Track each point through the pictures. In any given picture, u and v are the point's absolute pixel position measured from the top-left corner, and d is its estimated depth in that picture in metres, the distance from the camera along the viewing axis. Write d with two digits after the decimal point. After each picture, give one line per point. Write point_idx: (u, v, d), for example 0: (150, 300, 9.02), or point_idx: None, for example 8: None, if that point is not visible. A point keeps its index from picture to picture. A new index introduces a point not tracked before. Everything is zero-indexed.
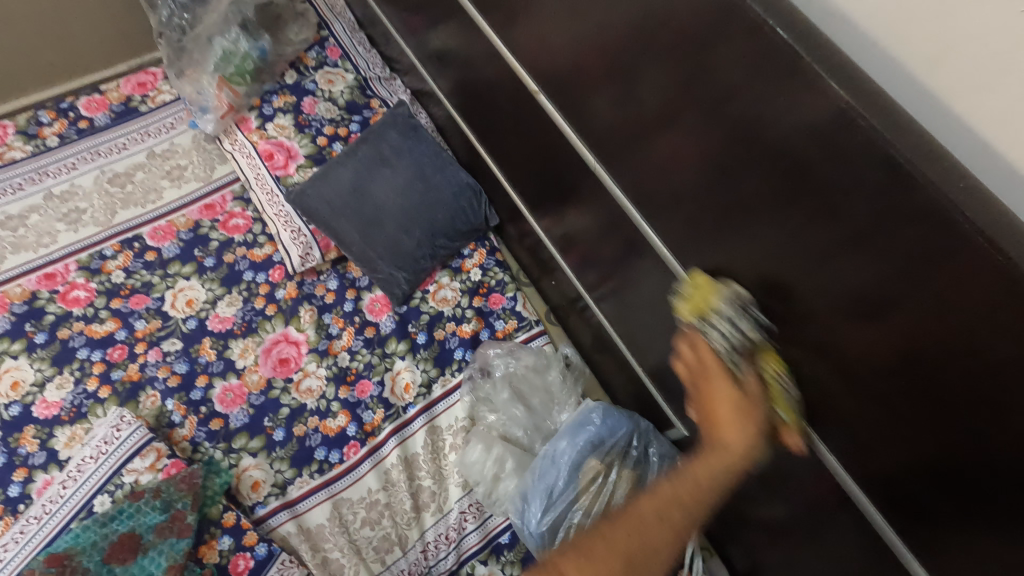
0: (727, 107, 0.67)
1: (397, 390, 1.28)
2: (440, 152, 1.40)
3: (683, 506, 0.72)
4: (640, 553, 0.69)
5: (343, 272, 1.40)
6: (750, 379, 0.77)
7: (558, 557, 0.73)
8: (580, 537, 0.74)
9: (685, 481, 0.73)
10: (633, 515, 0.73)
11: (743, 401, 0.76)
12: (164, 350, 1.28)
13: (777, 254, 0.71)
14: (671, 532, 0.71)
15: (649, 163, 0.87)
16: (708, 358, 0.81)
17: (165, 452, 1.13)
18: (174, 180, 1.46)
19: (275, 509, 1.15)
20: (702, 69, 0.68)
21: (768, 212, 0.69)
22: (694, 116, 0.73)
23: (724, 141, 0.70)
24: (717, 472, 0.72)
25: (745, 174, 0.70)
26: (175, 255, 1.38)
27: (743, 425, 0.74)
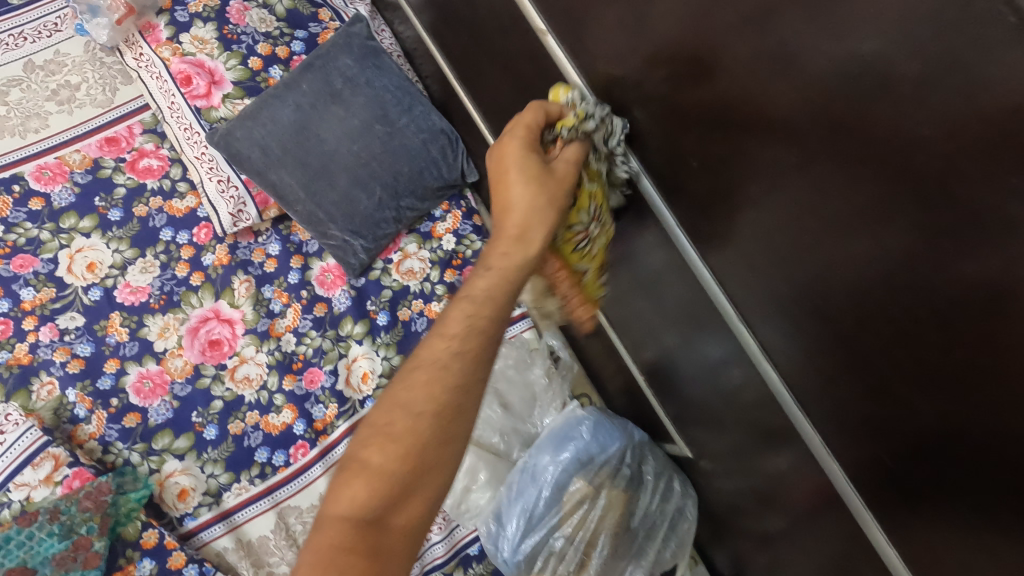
0: (867, 94, 0.46)
1: (352, 380, 1.09)
2: (407, 85, 1.11)
3: (481, 333, 0.63)
4: (449, 394, 0.61)
5: (287, 234, 1.15)
6: (564, 168, 0.68)
7: (358, 445, 0.62)
8: (379, 411, 0.63)
9: (477, 305, 0.64)
10: (427, 367, 0.62)
11: (547, 186, 0.66)
12: (61, 327, 1.04)
13: (884, 298, 0.54)
14: (478, 365, 0.63)
15: (701, 145, 0.66)
16: (514, 136, 0.67)
17: (65, 461, 0.92)
18: (63, 102, 1.13)
19: (207, 522, 0.99)
20: (835, 31, 0.46)
21: (887, 247, 0.51)
22: (798, 98, 0.51)
23: (841, 142, 0.50)
24: (504, 281, 0.65)
25: (866, 191, 0.50)
26: (69, 204, 1.09)
27: (538, 201, 0.65)
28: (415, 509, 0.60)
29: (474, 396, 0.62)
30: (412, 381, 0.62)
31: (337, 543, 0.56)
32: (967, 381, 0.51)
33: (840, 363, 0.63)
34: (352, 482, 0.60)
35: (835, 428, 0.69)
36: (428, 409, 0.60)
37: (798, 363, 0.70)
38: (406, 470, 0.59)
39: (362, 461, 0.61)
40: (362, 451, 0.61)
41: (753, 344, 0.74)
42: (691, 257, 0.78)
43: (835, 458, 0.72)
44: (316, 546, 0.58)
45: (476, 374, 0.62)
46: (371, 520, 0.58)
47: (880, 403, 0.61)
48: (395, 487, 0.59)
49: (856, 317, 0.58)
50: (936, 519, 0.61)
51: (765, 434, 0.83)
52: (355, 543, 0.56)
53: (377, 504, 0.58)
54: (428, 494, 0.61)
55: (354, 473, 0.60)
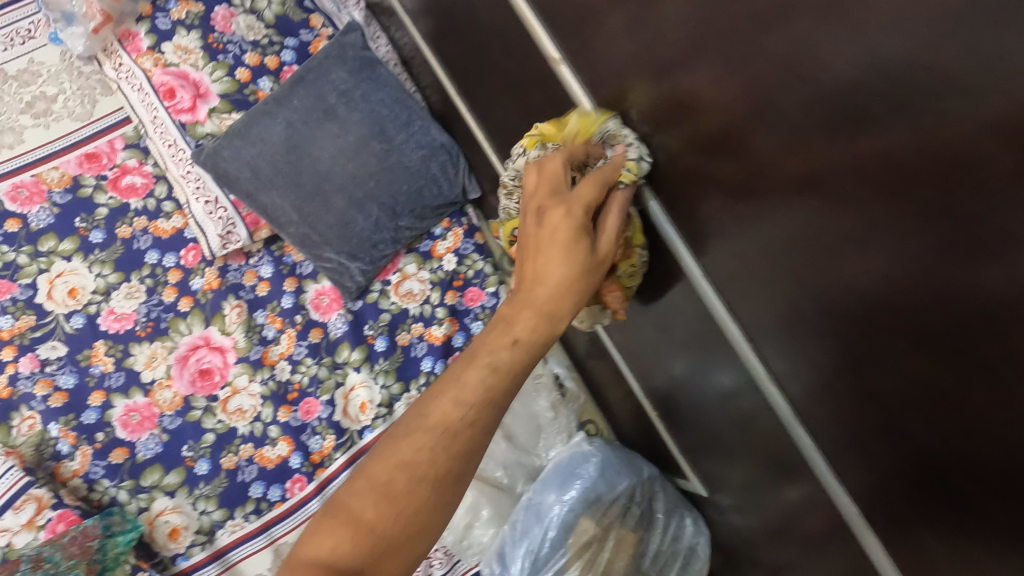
0: (930, 158, 0.38)
1: (350, 410, 1.05)
2: (405, 99, 1.05)
3: (496, 403, 0.57)
4: (451, 460, 0.55)
5: (280, 255, 1.10)
6: (607, 247, 0.62)
7: (348, 489, 0.56)
8: (375, 459, 0.56)
9: (498, 375, 0.57)
10: (436, 425, 0.55)
11: (589, 266, 0.60)
12: (41, 358, 0.98)
13: (947, 380, 0.44)
14: (486, 435, 0.57)
15: (723, 188, 0.59)
16: (574, 207, 0.60)
17: (49, 502, 0.88)
18: (39, 116, 1.07)
19: (200, 563, 0.95)
20: (891, 83, 0.39)
21: (952, 326, 0.42)
22: (843, 153, 0.44)
23: (893, 205, 0.42)
24: (527, 357, 0.59)
25: (925, 260, 0.42)
26: (48, 226, 1.03)
27: (576, 287, 0.60)
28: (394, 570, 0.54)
29: (475, 464, 0.57)
30: (417, 440, 0.55)
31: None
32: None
33: (880, 438, 0.55)
34: (336, 530, 0.53)
35: (873, 500, 0.60)
36: (428, 473, 0.54)
37: (831, 427, 0.61)
38: (395, 531, 0.53)
39: (352, 511, 0.54)
40: (354, 501, 0.54)
41: (784, 405, 0.66)
42: (720, 312, 0.69)
43: (873, 531, 0.63)
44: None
45: (483, 444, 0.57)
46: (346, 574, 0.52)
47: (930, 488, 0.51)
48: (379, 547, 0.53)
49: (908, 394, 0.49)
50: None
51: (785, 492, 0.76)
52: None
53: (358, 561, 0.52)
54: (406, 559, 0.54)
55: (343, 523, 0.53)
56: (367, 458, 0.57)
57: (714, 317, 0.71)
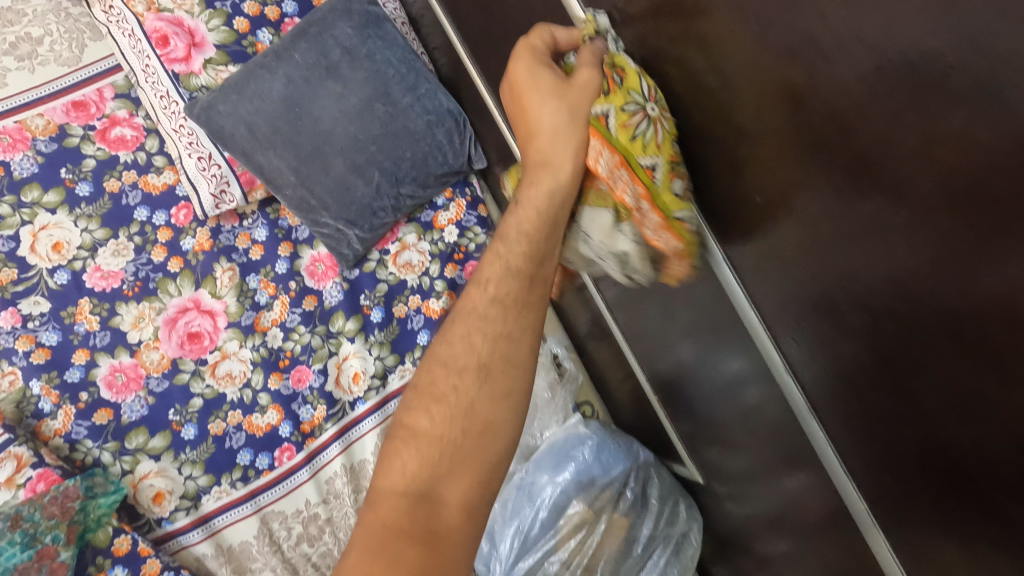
0: (1011, 145, 0.34)
1: (343, 381, 1.02)
2: (412, 59, 1.00)
3: (522, 275, 0.54)
4: (494, 344, 0.53)
5: (274, 218, 1.06)
6: (585, 74, 0.54)
7: (403, 409, 0.55)
8: (422, 371, 0.55)
9: (511, 248, 0.55)
10: (467, 317, 0.54)
11: (569, 98, 0.54)
12: (23, 313, 0.94)
13: (992, 390, 0.42)
14: (524, 311, 0.54)
15: (756, 168, 0.53)
16: (521, 51, 0.56)
17: (28, 461, 0.85)
18: (23, 58, 1.01)
19: (185, 527, 0.93)
20: (973, 59, 0.34)
21: (1007, 335, 0.39)
22: (900, 137, 0.40)
23: (956, 195, 0.38)
24: (540, 216, 0.54)
25: (986, 263, 0.38)
26: (32, 175, 0.98)
27: (568, 126, 0.53)
28: (470, 474, 0.50)
29: (527, 348, 0.54)
30: (453, 335, 0.54)
31: (388, 522, 0.48)
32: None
33: (909, 442, 0.52)
34: (402, 450, 0.52)
35: (890, 502, 0.58)
36: (469, 362, 0.52)
37: (853, 427, 0.58)
38: (457, 428, 0.51)
39: (412, 427, 0.52)
40: (410, 415, 0.53)
41: (799, 397, 0.63)
42: (740, 301, 0.64)
43: (881, 528, 0.61)
44: (367, 526, 0.49)
45: (522, 320, 0.54)
46: (426, 493, 0.49)
47: (955, 496, 0.50)
48: (450, 453, 0.50)
49: (940, 399, 0.47)
50: None
51: (788, 489, 0.74)
52: (409, 521, 0.48)
53: (430, 475, 0.50)
54: (485, 459, 0.51)
55: (404, 440, 0.52)
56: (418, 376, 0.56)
57: (727, 302, 0.67)
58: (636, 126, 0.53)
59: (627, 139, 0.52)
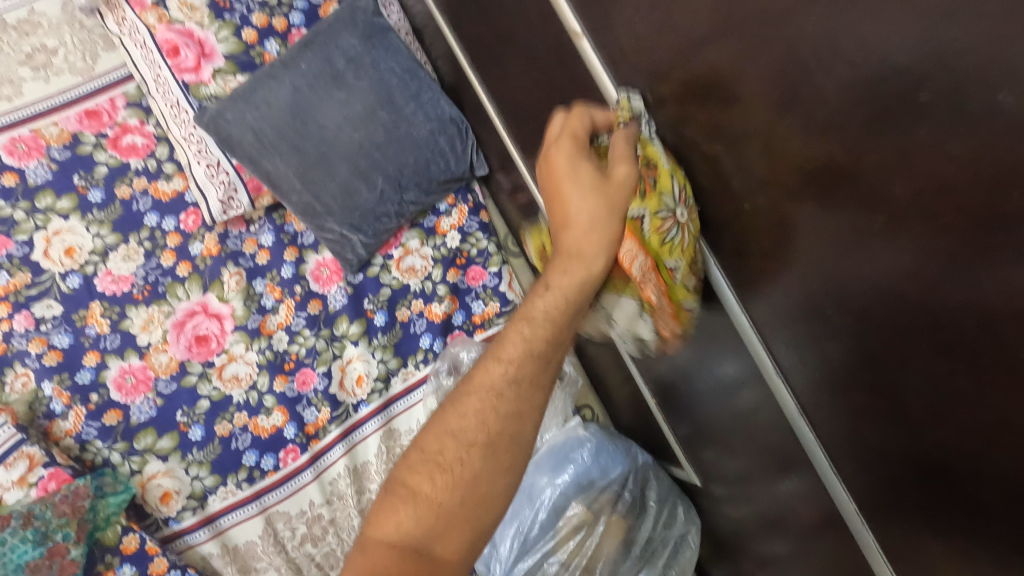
0: (978, 156, 0.36)
1: (346, 383, 1.04)
2: (416, 69, 1.02)
3: (539, 358, 0.57)
4: (504, 420, 0.55)
5: (280, 223, 1.08)
6: (621, 169, 0.56)
7: (405, 463, 0.56)
8: (427, 433, 0.57)
9: (535, 326, 0.57)
10: (480, 391, 0.56)
11: (607, 192, 0.56)
12: (36, 316, 0.97)
13: (969, 391, 0.44)
14: (534, 393, 0.57)
15: (745, 176, 0.55)
16: (560, 141, 0.58)
17: (41, 461, 0.87)
18: (38, 68, 1.04)
19: (191, 527, 0.95)
20: (942, 73, 0.36)
21: (980, 338, 0.41)
22: (877, 147, 0.42)
23: (931, 202, 0.40)
24: (565, 302, 0.57)
25: (960, 268, 0.40)
26: (45, 182, 1.01)
27: (601, 218, 0.55)
28: (462, 538, 0.53)
29: (530, 428, 0.56)
30: (465, 407, 0.56)
31: (379, 570, 0.50)
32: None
33: (894, 442, 0.53)
34: (399, 505, 0.54)
35: (877, 503, 0.59)
36: (479, 437, 0.54)
37: (841, 428, 0.59)
38: (457, 498, 0.53)
39: (411, 487, 0.54)
40: (411, 476, 0.54)
41: (789, 399, 0.64)
42: (731, 305, 0.66)
43: (869, 528, 0.62)
44: (355, 569, 0.51)
45: (532, 401, 0.57)
46: (418, 548, 0.52)
47: (939, 495, 0.51)
48: (447, 517, 0.53)
49: (922, 400, 0.48)
50: None
51: (781, 490, 0.76)
52: (402, 570, 0.50)
53: (427, 530, 0.52)
54: (474, 526, 0.54)
55: (403, 499, 0.53)
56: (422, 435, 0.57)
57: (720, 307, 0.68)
58: (667, 234, 0.58)
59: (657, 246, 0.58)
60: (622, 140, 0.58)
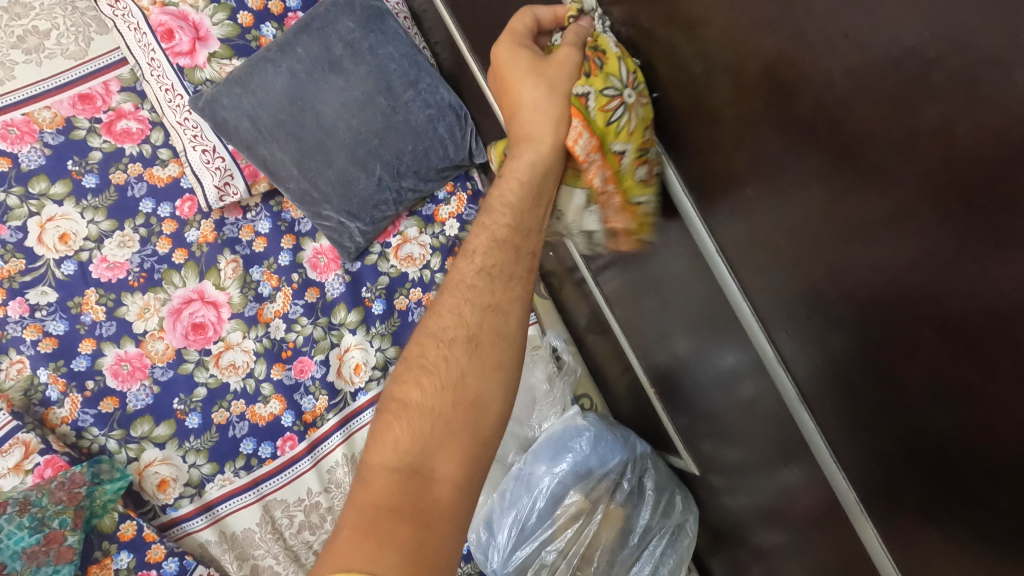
0: (988, 139, 0.35)
1: (344, 371, 1.04)
2: (414, 54, 1.01)
3: (509, 248, 0.57)
4: (482, 314, 0.55)
5: (278, 211, 1.08)
6: (563, 52, 0.58)
7: (393, 384, 0.55)
8: (411, 346, 0.56)
9: (497, 223, 0.58)
10: (456, 289, 0.56)
11: (548, 76, 0.57)
12: (31, 303, 0.96)
13: (971, 377, 0.43)
14: (512, 284, 0.57)
15: (748, 161, 0.54)
16: (506, 36, 0.60)
17: (37, 448, 0.87)
18: (31, 52, 1.02)
19: (189, 514, 0.95)
20: (951, 52, 0.35)
21: (985, 325, 0.40)
22: (884, 130, 0.41)
23: (937, 187, 0.39)
24: (524, 198, 0.58)
25: (967, 253, 0.39)
26: (39, 167, 0.99)
27: (547, 98, 0.57)
28: (462, 448, 0.51)
29: (514, 321, 0.56)
30: (442, 308, 0.56)
31: (379, 500, 0.47)
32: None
33: (894, 429, 0.53)
34: (392, 424, 0.51)
35: (877, 490, 0.59)
36: (458, 333, 0.54)
37: (842, 417, 0.59)
38: (449, 402, 0.51)
39: (402, 401, 0.53)
40: (401, 389, 0.53)
41: (790, 389, 0.64)
42: (732, 291, 0.65)
43: (868, 516, 0.62)
44: (356, 503, 0.48)
45: (510, 292, 0.56)
46: (416, 467, 0.49)
47: (939, 482, 0.51)
48: (441, 424, 0.51)
49: (924, 387, 0.48)
50: None
51: (779, 478, 0.75)
52: (402, 495, 0.47)
53: (421, 445, 0.50)
54: (471, 426, 0.52)
55: (396, 413, 0.52)
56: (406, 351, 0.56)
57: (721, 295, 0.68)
58: (613, 113, 0.57)
59: (604, 124, 0.57)
60: (570, 33, 0.60)
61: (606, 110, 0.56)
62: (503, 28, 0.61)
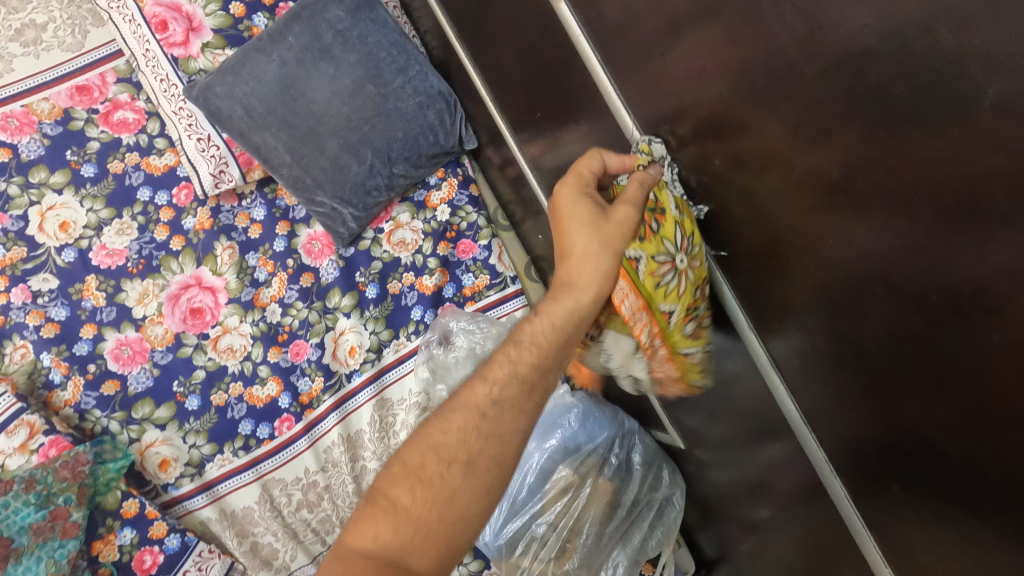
0: (918, 96, 0.38)
1: (339, 354, 1.06)
2: (404, 42, 1.03)
3: (523, 382, 0.57)
4: (484, 441, 0.56)
5: (273, 198, 1.10)
6: (625, 211, 0.58)
7: (385, 479, 0.56)
8: (409, 447, 0.57)
9: (521, 351, 0.58)
10: (464, 409, 0.57)
11: (603, 232, 0.58)
12: (33, 289, 0.99)
13: (917, 326, 0.46)
14: (519, 416, 0.57)
15: (714, 131, 0.57)
16: (568, 180, 0.61)
17: (41, 428, 0.90)
18: (28, 44, 1.05)
19: (190, 492, 0.98)
20: (885, 13, 0.38)
21: (925, 275, 0.43)
22: (831, 92, 0.44)
23: (879, 144, 0.42)
24: (553, 331, 0.58)
25: (907, 206, 0.42)
26: (38, 157, 1.02)
27: (600, 255, 0.58)
28: (438, 552, 0.53)
29: (511, 452, 0.57)
30: (448, 424, 0.56)
31: None
32: (1012, 433, 0.43)
33: (854, 383, 0.56)
34: (377, 517, 0.54)
35: (842, 447, 0.62)
36: (457, 455, 0.55)
37: (807, 379, 0.62)
38: (434, 513, 0.53)
39: (390, 499, 0.54)
40: (392, 486, 0.55)
41: (760, 352, 0.66)
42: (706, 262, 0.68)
43: (837, 474, 0.64)
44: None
45: (516, 427, 0.57)
46: (392, 559, 0.51)
47: (895, 430, 0.54)
48: (422, 529, 0.53)
49: (879, 342, 0.50)
50: (936, 551, 0.56)
51: (756, 444, 0.78)
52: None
53: (401, 543, 0.52)
54: (449, 539, 0.54)
55: (383, 509, 0.54)
56: (406, 452, 0.57)
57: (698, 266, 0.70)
58: (661, 285, 0.61)
59: (654, 291, 0.61)
60: (635, 184, 0.60)
61: (658, 279, 0.61)
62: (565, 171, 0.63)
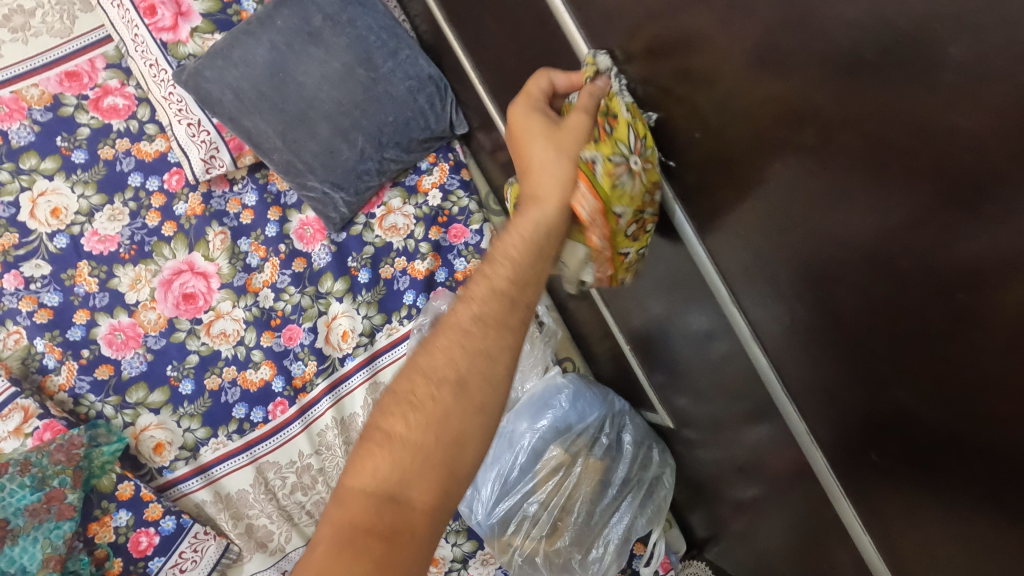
0: (886, 62, 0.39)
1: (332, 338, 1.06)
2: (393, 26, 1.03)
3: (503, 296, 0.58)
4: (472, 359, 0.55)
5: (264, 183, 1.10)
6: (575, 121, 0.61)
7: (379, 414, 0.56)
8: (400, 378, 0.57)
9: (495, 267, 0.59)
10: (449, 331, 0.57)
11: (556, 139, 0.60)
12: (26, 275, 0.99)
13: (889, 292, 0.47)
14: (503, 330, 0.57)
15: (695, 105, 0.57)
16: (519, 99, 0.64)
17: (35, 412, 0.90)
18: (16, 30, 1.04)
19: (185, 475, 0.99)
20: None
21: (896, 240, 0.44)
22: (805, 62, 0.44)
23: (851, 112, 0.43)
24: (525, 243, 0.59)
25: (879, 173, 0.43)
26: (29, 143, 1.02)
27: (558, 160, 0.59)
28: (441, 482, 0.52)
29: (501, 369, 0.56)
30: (435, 347, 0.56)
31: (358, 519, 0.49)
32: (982, 394, 0.44)
33: (833, 353, 0.57)
34: (373, 451, 0.52)
35: (822, 417, 0.63)
36: (446, 375, 0.55)
37: (789, 351, 0.63)
38: (431, 439, 0.52)
39: (386, 432, 0.53)
40: (386, 420, 0.54)
41: (743, 325, 0.67)
42: (689, 237, 0.68)
43: (818, 445, 0.65)
44: (335, 520, 0.49)
45: (502, 341, 0.57)
46: (394, 493, 0.50)
47: (871, 396, 0.55)
48: (422, 459, 0.51)
49: (855, 310, 0.51)
50: (911, 515, 0.58)
51: (741, 419, 0.79)
52: (378, 516, 0.49)
53: (400, 476, 0.51)
54: (450, 467, 0.52)
55: (379, 442, 0.53)
56: (398, 383, 0.56)
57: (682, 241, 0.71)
58: (618, 184, 0.59)
59: (610, 190, 0.59)
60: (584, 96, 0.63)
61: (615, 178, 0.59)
62: (516, 94, 0.66)
